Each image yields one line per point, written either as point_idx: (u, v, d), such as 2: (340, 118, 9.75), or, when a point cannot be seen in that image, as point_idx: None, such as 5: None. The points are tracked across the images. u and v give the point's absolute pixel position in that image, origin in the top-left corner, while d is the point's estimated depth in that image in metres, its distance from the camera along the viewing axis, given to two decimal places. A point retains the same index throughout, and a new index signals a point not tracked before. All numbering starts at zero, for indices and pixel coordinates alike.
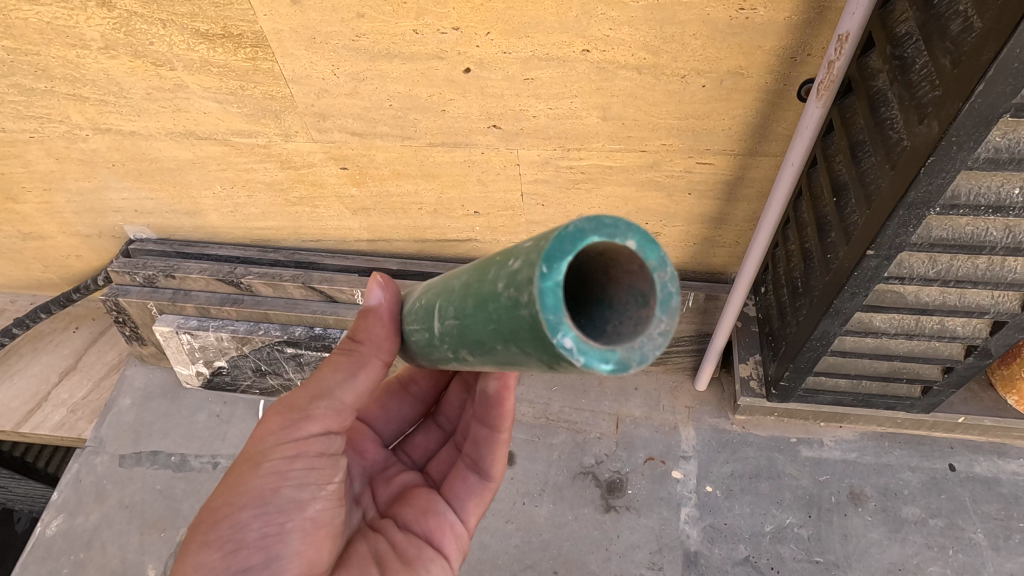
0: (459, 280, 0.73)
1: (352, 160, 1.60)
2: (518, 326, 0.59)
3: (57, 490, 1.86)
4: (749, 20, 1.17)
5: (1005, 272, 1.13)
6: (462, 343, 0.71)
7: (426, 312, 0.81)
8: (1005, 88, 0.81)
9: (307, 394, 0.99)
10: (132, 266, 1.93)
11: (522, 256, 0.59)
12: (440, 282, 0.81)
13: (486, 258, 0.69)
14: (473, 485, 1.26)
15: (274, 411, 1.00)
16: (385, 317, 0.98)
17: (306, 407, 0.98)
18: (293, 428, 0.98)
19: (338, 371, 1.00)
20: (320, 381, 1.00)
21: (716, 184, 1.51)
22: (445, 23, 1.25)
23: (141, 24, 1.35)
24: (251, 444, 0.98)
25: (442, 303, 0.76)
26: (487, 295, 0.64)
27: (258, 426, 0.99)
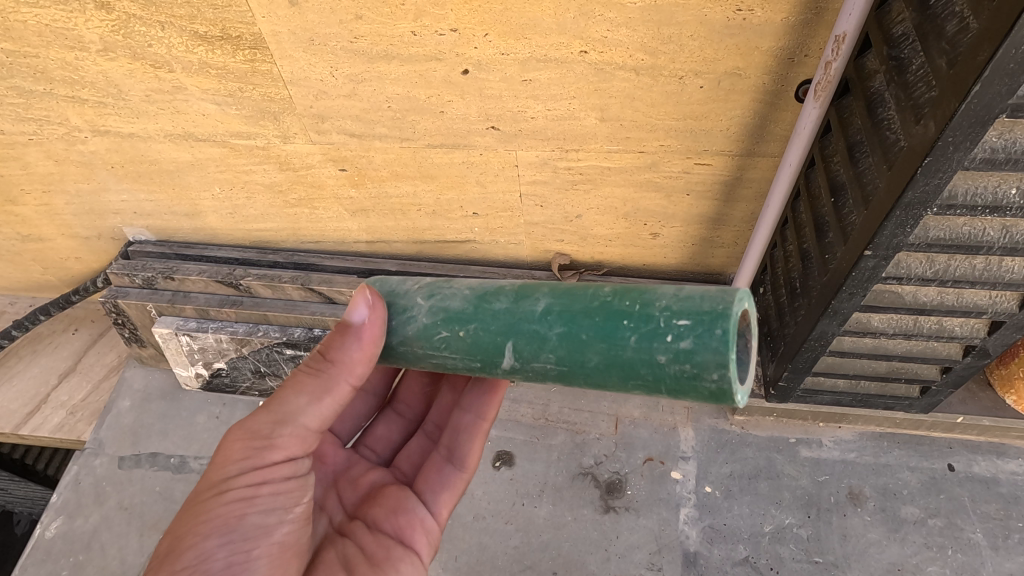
0: (553, 331, 0.86)
1: (351, 162, 1.60)
2: (686, 386, 0.80)
3: (56, 492, 1.86)
4: (746, 21, 1.17)
5: (1002, 272, 1.13)
6: (553, 376, 0.88)
7: (482, 345, 0.90)
8: (1001, 88, 0.82)
9: (268, 419, 1.00)
10: (131, 267, 1.92)
11: (690, 337, 0.78)
12: (495, 317, 0.90)
13: (601, 316, 0.83)
14: (448, 477, 1.27)
15: (233, 436, 1.00)
16: (366, 337, 0.96)
17: (269, 433, 0.99)
18: (257, 455, 0.99)
19: (304, 393, 1.00)
20: (283, 405, 1.00)
21: (714, 185, 1.52)
22: (443, 24, 1.26)
23: (139, 26, 1.35)
24: (212, 472, 0.99)
25: (521, 345, 0.87)
26: (633, 360, 0.81)
27: (220, 451, 1.00)
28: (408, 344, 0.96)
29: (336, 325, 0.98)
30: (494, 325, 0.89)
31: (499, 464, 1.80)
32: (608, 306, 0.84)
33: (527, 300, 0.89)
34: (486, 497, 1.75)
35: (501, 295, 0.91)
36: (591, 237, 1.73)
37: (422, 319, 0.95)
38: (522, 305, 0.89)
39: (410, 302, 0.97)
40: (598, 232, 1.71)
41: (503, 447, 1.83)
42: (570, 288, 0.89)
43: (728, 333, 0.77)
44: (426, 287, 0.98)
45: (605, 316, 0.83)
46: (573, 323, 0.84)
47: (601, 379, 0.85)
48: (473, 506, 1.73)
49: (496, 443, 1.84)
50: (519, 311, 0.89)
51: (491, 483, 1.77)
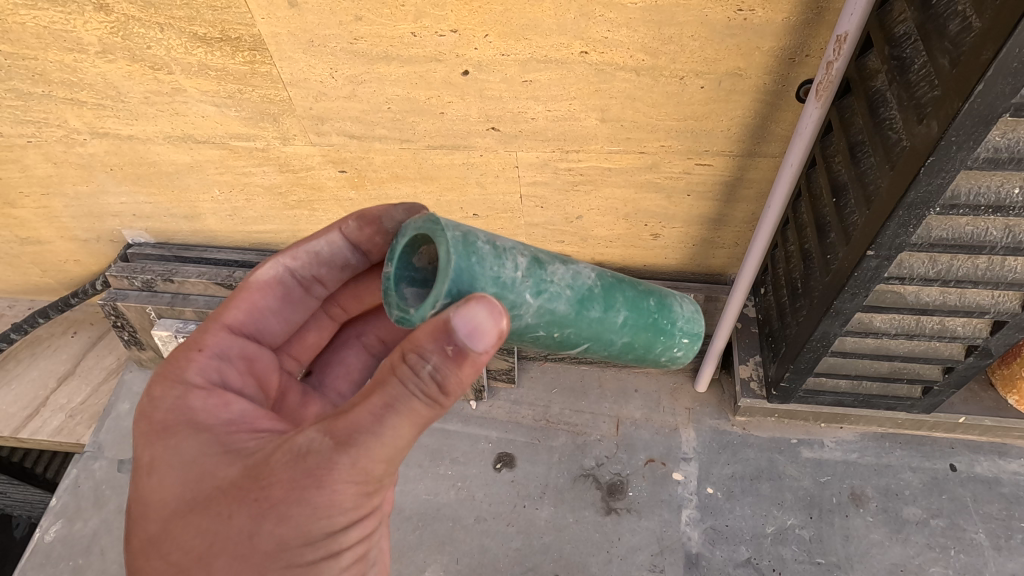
0: (620, 339, 1.03)
1: (350, 163, 1.60)
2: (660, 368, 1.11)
3: (56, 496, 1.86)
4: (747, 21, 1.17)
5: (1004, 272, 1.12)
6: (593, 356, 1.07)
7: (565, 342, 1.00)
8: (1004, 88, 0.81)
9: (384, 461, 0.84)
10: (130, 270, 1.91)
11: (684, 351, 1.09)
12: (588, 324, 0.99)
13: (651, 333, 1.05)
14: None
15: (346, 480, 0.82)
16: (482, 366, 0.84)
17: (380, 475, 0.85)
18: (366, 501, 0.86)
19: (414, 427, 0.84)
20: (392, 439, 0.83)
21: (715, 186, 1.51)
22: (443, 25, 1.25)
23: (138, 27, 1.34)
24: (312, 524, 0.82)
25: (592, 346, 1.03)
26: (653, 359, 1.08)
27: (322, 494, 0.81)
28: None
29: (467, 352, 0.80)
30: (585, 331, 0.99)
31: (500, 466, 1.80)
32: (655, 324, 1.05)
33: (611, 313, 1.01)
34: (487, 499, 1.74)
35: (592, 301, 0.99)
36: (591, 238, 1.73)
37: (528, 317, 0.94)
38: (608, 317, 1.00)
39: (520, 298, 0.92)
40: (599, 233, 1.71)
41: (504, 449, 1.83)
42: (631, 296, 1.04)
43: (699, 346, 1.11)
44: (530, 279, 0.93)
45: (653, 332, 1.05)
46: (634, 335, 1.03)
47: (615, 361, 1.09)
48: (474, 508, 1.73)
49: (498, 445, 1.84)
50: (606, 323, 1.00)
51: (492, 485, 1.76)
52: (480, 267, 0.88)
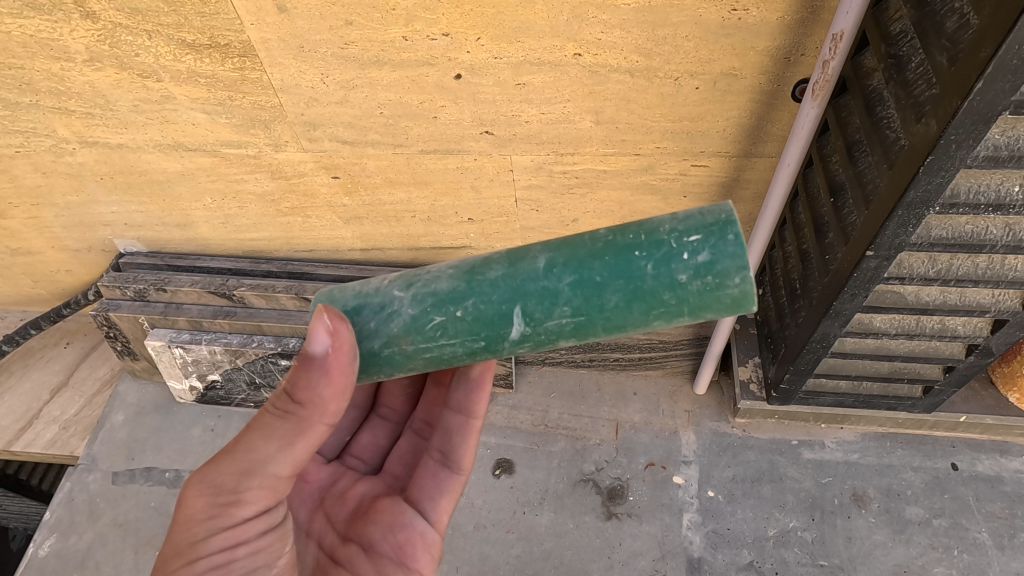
0: (562, 279, 0.81)
1: (343, 169, 1.58)
2: (709, 300, 0.77)
3: (49, 509, 1.83)
4: (741, 20, 1.16)
5: (1005, 270, 1.12)
6: (571, 331, 0.83)
7: (487, 320, 0.84)
8: (1004, 85, 0.80)
9: (235, 474, 0.90)
10: (123, 279, 1.89)
11: (706, 248, 0.76)
12: (494, 286, 0.83)
13: (611, 254, 0.79)
14: (439, 483, 1.24)
15: (194, 494, 0.91)
16: (331, 368, 0.86)
17: (236, 488, 0.91)
18: (224, 516, 0.91)
19: (274, 440, 0.90)
20: (250, 454, 0.90)
21: (711, 187, 1.50)
22: (434, 29, 1.24)
23: (126, 35, 1.33)
24: (176, 535, 0.91)
25: (531, 307, 0.82)
26: (654, 288, 0.78)
27: (181, 510, 0.91)
28: (396, 343, 0.88)
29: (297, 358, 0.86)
30: (496, 295, 0.83)
31: (499, 471, 1.78)
32: (614, 246, 0.80)
33: (523, 261, 0.83)
34: (486, 506, 1.72)
35: (495, 263, 0.85)
36: None
37: (407, 311, 0.87)
38: (519, 267, 0.83)
39: (386, 295, 0.89)
40: None
41: (503, 455, 1.81)
42: (564, 238, 0.84)
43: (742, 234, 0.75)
44: (398, 279, 0.90)
45: (615, 253, 0.79)
46: (578, 263, 0.80)
47: (622, 320, 0.80)
48: (473, 515, 1.71)
49: (496, 451, 1.82)
50: (518, 273, 0.82)
51: (491, 492, 1.75)
52: (342, 294, 0.92)
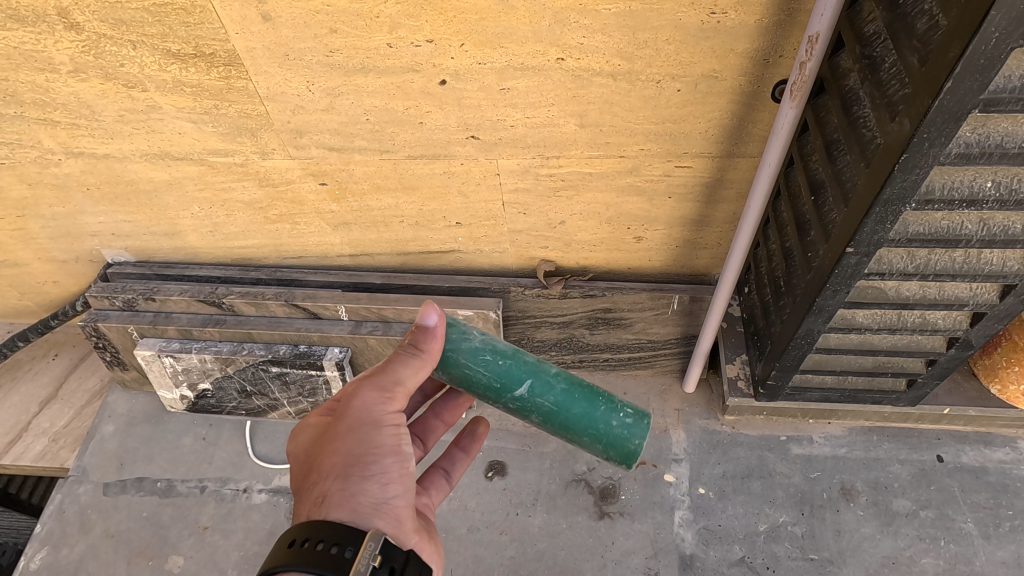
0: (560, 382, 1.13)
1: (330, 176, 1.59)
2: (613, 442, 1.12)
3: (40, 522, 1.82)
4: (720, 23, 1.18)
5: (980, 265, 1.14)
6: (541, 413, 1.12)
7: (510, 373, 1.11)
8: (973, 84, 0.82)
9: (390, 376, 1.06)
10: (111, 289, 1.89)
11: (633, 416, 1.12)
12: (525, 360, 1.13)
13: (587, 387, 1.14)
14: (440, 484, 1.37)
15: (365, 388, 1.05)
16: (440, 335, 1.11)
17: (392, 388, 1.06)
18: (388, 403, 1.05)
19: (412, 363, 1.08)
20: (397, 367, 1.07)
21: (695, 187, 1.52)
22: (418, 35, 1.25)
23: (110, 46, 1.33)
24: (357, 414, 1.03)
25: (536, 384, 1.12)
26: (598, 419, 1.12)
27: (354, 400, 1.04)
28: (457, 353, 1.12)
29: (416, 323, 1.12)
30: (524, 366, 1.13)
31: (492, 474, 1.79)
32: (590, 390, 1.14)
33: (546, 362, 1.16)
34: (480, 508, 1.73)
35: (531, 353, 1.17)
36: (575, 243, 1.73)
37: (476, 341, 1.13)
38: (543, 363, 1.15)
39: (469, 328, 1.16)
40: (582, 238, 1.71)
41: (495, 457, 1.83)
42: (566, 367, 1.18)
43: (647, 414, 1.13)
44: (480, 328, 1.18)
45: (589, 389, 1.14)
46: (573, 382, 1.14)
47: (572, 421, 1.12)
48: (467, 517, 1.72)
49: (489, 453, 1.84)
50: (542, 364, 1.14)
51: (484, 494, 1.76)
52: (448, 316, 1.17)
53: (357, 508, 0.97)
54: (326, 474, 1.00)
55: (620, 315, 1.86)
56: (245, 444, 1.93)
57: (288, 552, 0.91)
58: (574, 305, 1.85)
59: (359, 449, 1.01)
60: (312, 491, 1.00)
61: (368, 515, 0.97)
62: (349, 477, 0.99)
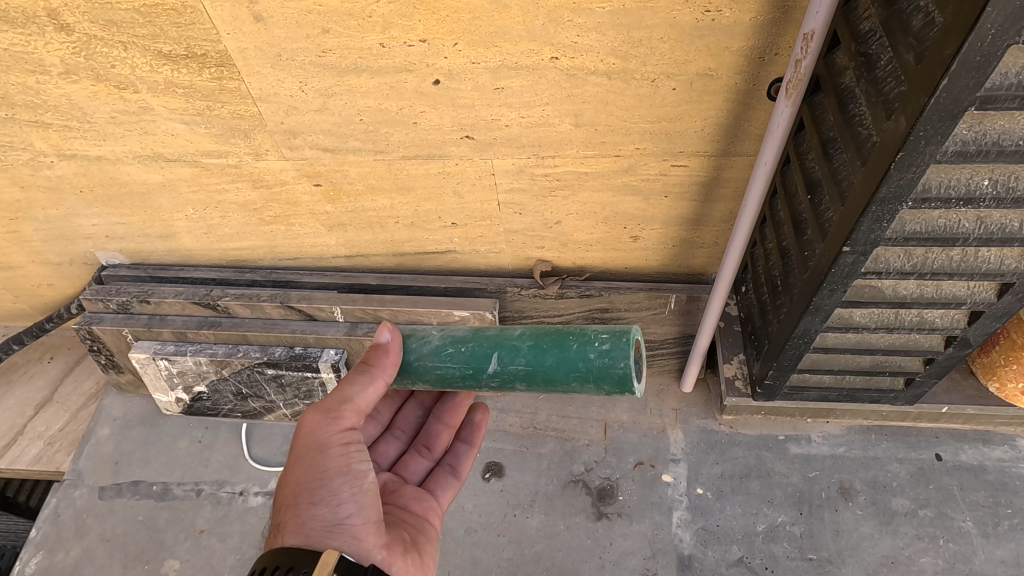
0: (525, 341, 1.04)
1: (325, 177, 1.58)
2: (601, 376, 0.99)
3: (35, 527, 1.81)
4: (715, 21, 1.17)
5: (978, 263, 1.13)
6: (524, 382, 1.05)
7: (475, 355, 1.07)
8: (968, 81, 0.82)
9: (335, 398, 1.11)
10: (105, 292, 1.88)
11: (609, 341, 0.99)
12: (486, 336, 1.08)
13: (556, 334, 1.03)
14: (449, 483, 1.41)
15: (311, 414, 1.11)
16: (391, 351, 1.13)
17: (338, 409, 1.11)
18: (333, 425, 1.10)
19: (358, 382, 1.11)
20: (343, 388, 1.12)
21: (691, 186, 1.52)
22: (411, 35, 1.24)
23: (101, 47, 1.32)
24: (304, 442, 1.10)
25: (502, 354, 1.05)
26: (574, 359, 1.00)
27: (303, 428, 1.11)
28: (422, 360, 1.11)
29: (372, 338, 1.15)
30: (486, 342, 1.07)
31: (489, 475, 1.79)
32: (559, 336, 1.02)
33: (509, 327, 1.07)
34: (477, 510, 1.72)
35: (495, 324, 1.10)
36: (571, 243, 1.72)
37: (434, 340, 1.12)
38: (506, 330, 1.07)
39: (427, 331, 1.15)
40: (579, 238, 1.70)
41: (492, 458, 1.82)
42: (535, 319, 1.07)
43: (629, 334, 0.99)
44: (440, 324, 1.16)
45: (557, 334, 1.03)
46: (538, 334, 1.04)
47: (553, 376, 1.02)
48: (464, 519, 1.71)
49: (486, 455, 1.83)
50: (503, 332, 1.07)
51: (481, 495, 1.75)
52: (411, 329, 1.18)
53: (311, 533, 1.05)
54: (283, 503, 1.09)
55: (617, 315, 1.85)
56: (241, 446, 1.92)
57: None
58: (571, 305, 1.85)
59: (308, 476, 1.08)
60: (275, 520, 1.10)
61: (321, 538, 1.05)
62: (299, 504, 1.07)
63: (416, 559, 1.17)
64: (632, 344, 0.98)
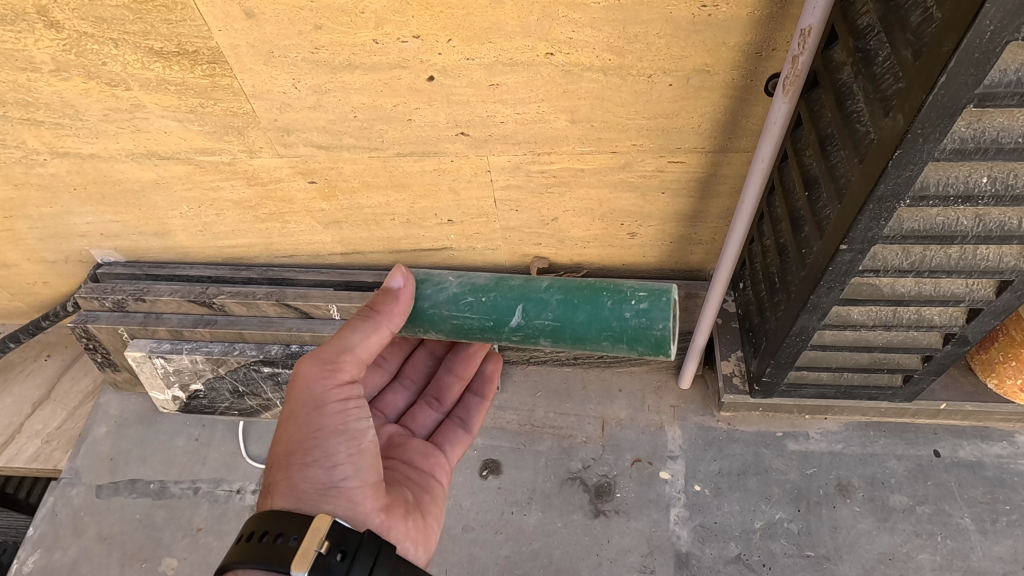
0: (552, 297, 1.15)
1: (320, 174, 1.57)
2: (640, 336, 1.10)
3: (33, 525, 1.81)
4: (711, 16, 1.16)
5: (976, 261, 1.12)
6: (546, 334, 1.16)
7: (500, 308, 1.17)
8: (967, 79, 0.80)
9: (334, 348, 1.10)
10: (100, 290, 1.87)
11: (648, 301, 1.10)
12: (510, 290, 1.18)
13: (589, 291, 1.14)
14: (459, 436, 1.41)
15: (307, 365, 1.10)
16: (403, 298, 1.15)
17: (337, 359, 1.10)
18: (330, 378, 1.09)
19: (358, 331, 1.11)
20: (341, 337, 1.10)
21: (689, 183, 1.51)
22: (404, 31, 1.23)
23: (92, 44, 1.30)
24: (300, 396, 1.09)
25: (529, 307, 1.15)
26: (608, 317, 1.11)
27: (298, 381, 1.10)
28: (439, 308, 1.18)
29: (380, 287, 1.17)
30: (510, 295, 1.17)
31: (487, 472, 1.78)
32: (592, 294, 1.14)
33: (534, 283, 1.19)
34: (475, 507, 1.72)
35: (516, 279, 1.21)
36: (568, 240, 1.71)
37: (452, 289, 1.19)
38: (531, 285, 1.18)
39: (442, 278, 1.21)
40: (576, 234, 1.69)
41: (490, 455, 1.81)
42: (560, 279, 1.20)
43: (669, 296, 1.10)
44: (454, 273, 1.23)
45: (591, 292, 1.14)
46: (568, 291, 1.15)
47: (583, 333, 1.13)
48: (462, 517, 1.71)
49: (483, 452, 1.83)
50: (529, 287, 1.18)
51: (479, 492, 1.75)
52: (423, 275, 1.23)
53: (302, 496, 1.04)
54: (276, 462, 1.09)
55: None
56: (238, 444, 1.92)
57: (242, 546, 0.98)
58: None
59: (302, 434, 1.08)
60: (268, 481, 1.09)
61: (314, 500, 1.04)
62: (292, 465, 1.06)
63: (417, 521, 1.18)
64: (671, 305, 1.10)
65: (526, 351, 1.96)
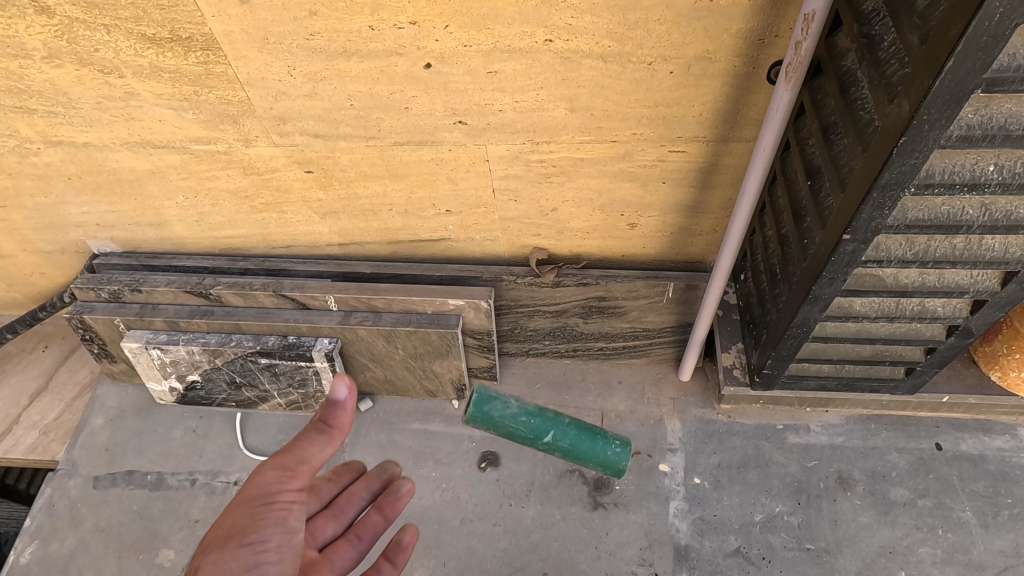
0: None
1: (316, 164, 1.55)
2: None
3: (29, 516, 1.80)
4: (713, 2, 1.14)
5: (982, 251, 1.10)
6: None
7: None
8: (974, 63, 0.78)
9: (291, 458, 1.02)
10: (96, 281, 1.85)
11: None
12: None
13: None
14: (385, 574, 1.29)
15: (262, 472, 1.02)
16: (350, 406, 1.03)
17: (294, 468, 1.02)
18: (286, 484, 1.01)
19: (314, 447, 1.03)
20: (298, 452, 1.03)
21: (690, 172, 1.49)
22: (401, 17, 1.21)
23: (84, 30, 1.28)
24: (253, 489, 1.00)
25: None
26: None
27: (255, 482, 1.01)
28: None
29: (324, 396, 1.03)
30: None
31: (485, 465, 1.78)
32: None
33: None
34: (473, 500, 1.72)
35: None
36: (567, 231, 1.70)
37: None
38: None
39: None
40: (575, 225, 1.68)
41: (489, 447, 1.81)
42: None
43: None
44: None
45: None
46: None
47: None
48: (460, 509, 1.70)
49: (482, 444, 1.82)
50: None
51: (478, 485, 1.74)
52: None
53: None
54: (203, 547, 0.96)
55: (615, 304, 1.81)
56: (235, 436, 1.91)
57: None
58: (568, 294, 1.80)
59: (246, 519, 0.97)
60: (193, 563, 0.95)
61: None
62: (225, 544, 0.94)
63: None
64: None
65: (525, 343, 1.96)
